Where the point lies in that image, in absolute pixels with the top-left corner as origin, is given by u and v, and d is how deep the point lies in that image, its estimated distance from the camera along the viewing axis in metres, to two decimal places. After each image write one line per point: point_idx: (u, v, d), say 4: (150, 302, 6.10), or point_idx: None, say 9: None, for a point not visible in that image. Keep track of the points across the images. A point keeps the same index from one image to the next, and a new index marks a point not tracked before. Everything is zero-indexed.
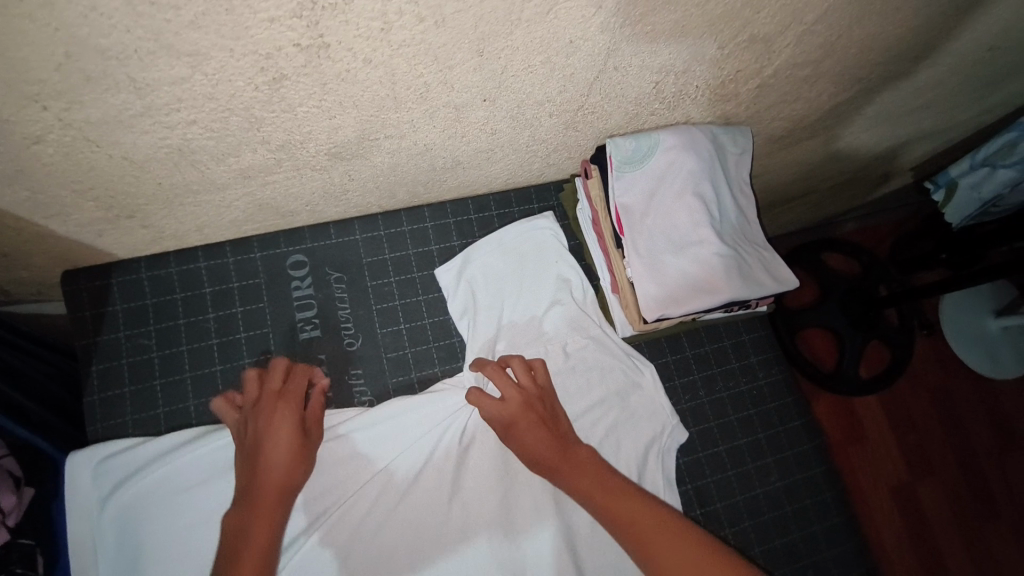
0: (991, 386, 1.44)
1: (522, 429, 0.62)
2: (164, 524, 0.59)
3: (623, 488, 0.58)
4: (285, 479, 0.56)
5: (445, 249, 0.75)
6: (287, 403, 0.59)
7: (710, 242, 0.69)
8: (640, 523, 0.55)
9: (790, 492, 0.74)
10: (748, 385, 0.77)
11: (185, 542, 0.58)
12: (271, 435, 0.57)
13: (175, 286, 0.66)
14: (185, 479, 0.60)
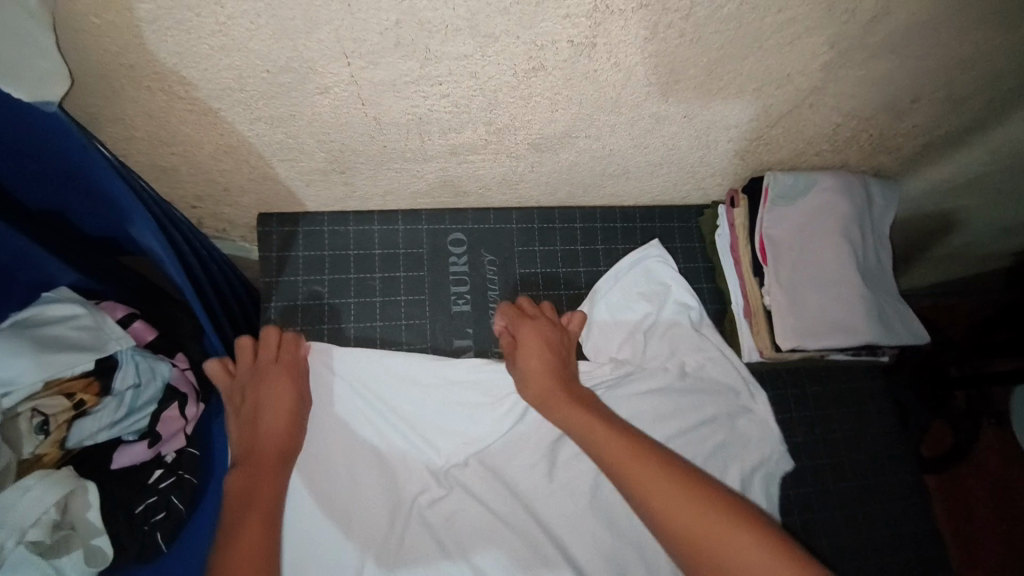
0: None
1: (532, 366, 0.65)
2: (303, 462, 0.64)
3: (629, 433, 0.62)
4: (282, 440, 0.60)
5: (589, 250, 0.78)
6: (286, 372, 0.62)
7: (853, 284, 0.71)
8: (645, 477, 0.57)
9: (895, 542, 0.75)
10: (863, 432, 0.78)
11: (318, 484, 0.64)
12: (270, 402, 0.61)
13: (350, 243, 0.71)
14: (321, 422, 0.66)
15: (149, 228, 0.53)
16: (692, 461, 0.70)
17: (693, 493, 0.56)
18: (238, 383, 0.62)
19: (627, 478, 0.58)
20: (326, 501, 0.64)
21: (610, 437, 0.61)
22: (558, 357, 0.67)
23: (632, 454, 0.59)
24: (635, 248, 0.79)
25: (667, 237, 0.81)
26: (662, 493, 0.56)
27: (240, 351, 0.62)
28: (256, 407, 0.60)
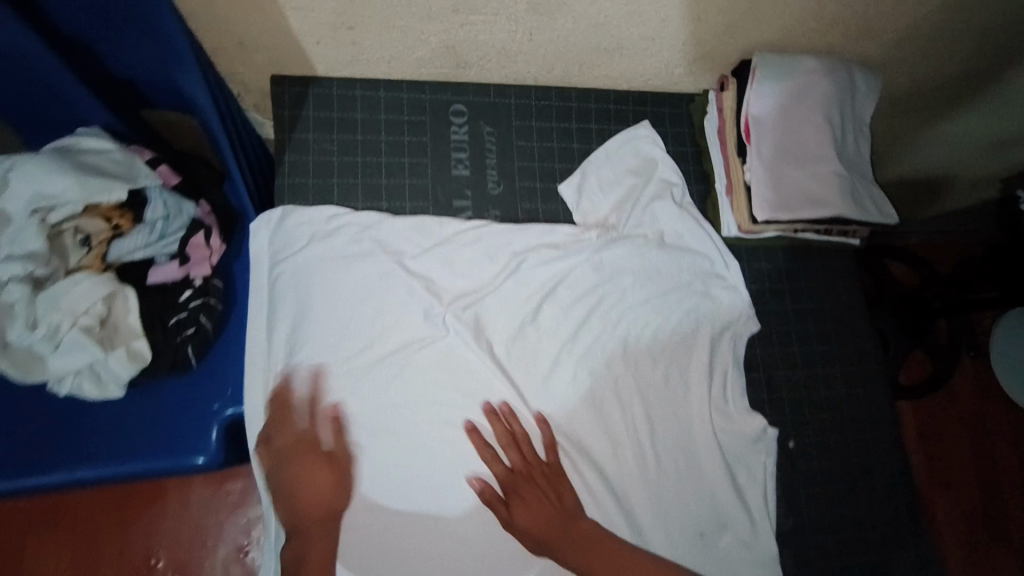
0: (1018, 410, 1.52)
1: (495, 464, 0.68)
2: (318, 292, 0.71)
3: (577, 517, 0.67)
4: (327, 500, 0.65)
5: (582, 128, 0.82)
6: (317, 450, 0.67)
7: (829, 161, 0.76)
8: (592, 557, 0.65)
9: (851, 401, 0.81)
10: (831, 305, 0.84)
11: (328, 312, 0.70)
12: (309, 479, 0.66)
13: (358, 107, 0.76)
14: (332, 261, 0.71)
15: (191, 65, 0.62)
16: (667, 320, 0.77)
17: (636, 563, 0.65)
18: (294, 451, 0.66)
19: (581, 556, 0.65)
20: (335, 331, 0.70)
21: (563, 523, 0.66)
22: (524, 457, 0.69)
23: (577, 540, 0.66)
24: (626, 130, 0.83)
25: (658, 121, 0.85)
26: (608, 573, 0.64)
27: (270, 425, 0.68)
28: (296, 489, 0.65)
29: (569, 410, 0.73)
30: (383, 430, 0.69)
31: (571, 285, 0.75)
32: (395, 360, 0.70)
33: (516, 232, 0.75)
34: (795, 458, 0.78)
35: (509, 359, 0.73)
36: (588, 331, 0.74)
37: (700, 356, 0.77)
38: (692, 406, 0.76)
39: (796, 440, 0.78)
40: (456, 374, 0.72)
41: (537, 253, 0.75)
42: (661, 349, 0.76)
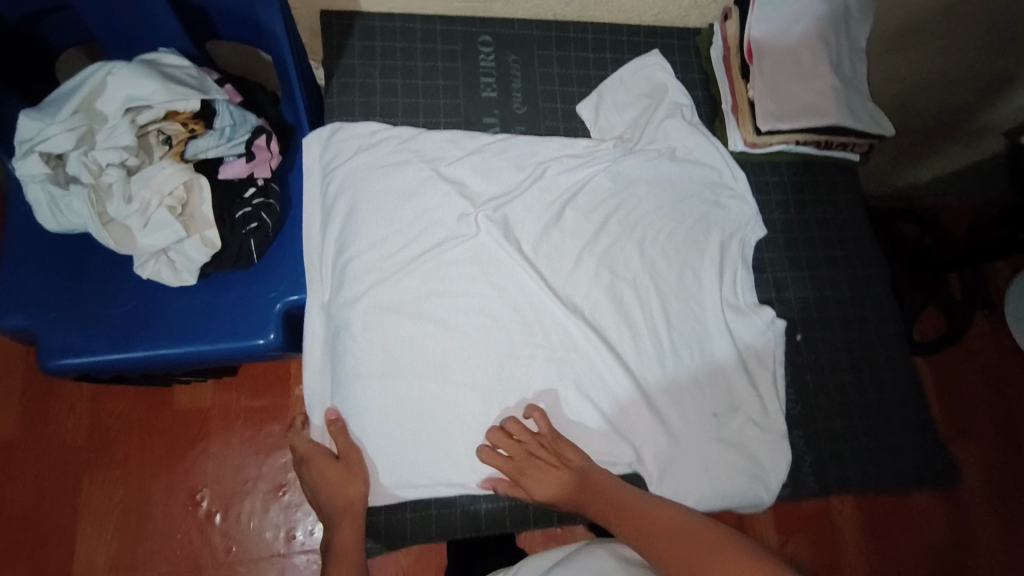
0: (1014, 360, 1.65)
1: (499, 462, 0.71)
2: (366, 194, 0.77)
3: (608, 492, 0.69)
4: (342, 499, 0.70)
5: (599, 58, 0.90)
6: (323, 455, 0.73)
7: (827, 76, 0.83)
8: (639, 531, 0.65)
9: (855, 300, 0.86)
10: (833, 213, 0.90)
11: (373, 211, 0.76)
12: (321, 482, 0.72)
13: (397, 37, 0.84)
14: (375, 168, 0.78)
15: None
16: (679, 224, 0.83)
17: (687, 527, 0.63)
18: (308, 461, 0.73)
19: (625, 531, 0.65)
20: (378, 228, 0.76)
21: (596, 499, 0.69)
22: (525, 445, 0.71)
23: (617, 512, 0.67)
24: (636, 60, 0.91)
25: (668, 51, 0.93)
26: (657, 541, 0.63)
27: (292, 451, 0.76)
28: (318, 493, 0.72)
29: (592, 305, 0.78)
30: (422, 322, 0.74)
31: (588, 191, 0.81)
32: (433, 256, 0.75)
33: (540, 144, 0.82)
34: (802, 349, 0.83)
35: (535, 254, 0.78)
36: (607, 233, 0.80)
37: (711, 257, 0.83)
38: (707, 302, 0.81)
39: (803, 335, 0.83)
40: (486, 274, 0.76)
41: (559, 163, 0.81)
42: (672, 251, 0.82)
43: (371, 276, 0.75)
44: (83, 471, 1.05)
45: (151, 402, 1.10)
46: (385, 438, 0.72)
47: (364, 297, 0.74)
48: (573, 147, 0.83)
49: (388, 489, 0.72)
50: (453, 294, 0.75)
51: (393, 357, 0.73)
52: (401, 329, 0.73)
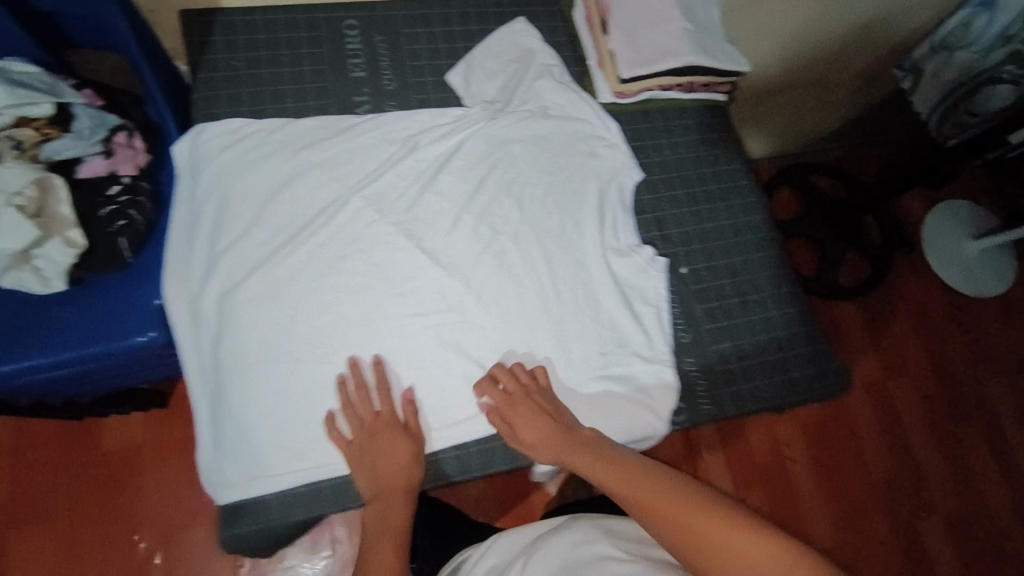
0: (907, 298, 1.91)
1: (487, 412, 0.75)
2: (236, 187, 0.77)
3: (609, 453, 0.67)
4: (404, 473, 0.70)
5: (465, 30, 0.92)
6: (393, 426, 0.72)
7: (677, 20, 0.87)
8: (634, 496, 0.60)
9: (735, 229, 0.89)
10: (706, 151, 0.93)
11: (244, 203, 0.76)
12: (394, 452, 0.70)
13: (259, 28, 0.85)
14: (243, 160, 0.78)
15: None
16: (556, 179, 0.86)
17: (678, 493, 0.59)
18: (357, 435, 0.71)
19: (623, 498, 0.61)
20: (251, 219, 0.76)
21: (602, 466, 0.65)
22: (525, 390, 0.75)
23: (618, 478, 0.63)
24: (503, 27, 0.93)
25: (533, 18, 0.96)
26: (656, 507, 0.58)
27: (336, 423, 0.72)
28: (376, 459, 0.70)
29: (473, 261, 0.81)
30: (300, 305, 0.75)
31: (460, 156, 0.84)
32: (309, 239, 0.77)
33: (407, 116, 0.84)
34: (688, 281, 0.86)
35: (414, 223, 0.80)
36: (483, 195, 0.83)
37: (590, 206, 0.85)
38: (588, 250, 0.84)
39: (689, 267, 0.86)
40: (362, 253, 0.78)
41: (427, 133, 0.83)
42: (551, 205, 0.85)
43: (244, 268, 0.75)
44: (9, 523, 0.98)
45: (79, 442, 1.04)
46: (274, 420, 0.70)
47: (241, 286, 0.74)
48: (444, 116, 0.85)
49: (284, 471, 0.69)
50: (332, 273, 0.76)
51: (275, 343, 0.73)
52: (280, 314, 0.74)
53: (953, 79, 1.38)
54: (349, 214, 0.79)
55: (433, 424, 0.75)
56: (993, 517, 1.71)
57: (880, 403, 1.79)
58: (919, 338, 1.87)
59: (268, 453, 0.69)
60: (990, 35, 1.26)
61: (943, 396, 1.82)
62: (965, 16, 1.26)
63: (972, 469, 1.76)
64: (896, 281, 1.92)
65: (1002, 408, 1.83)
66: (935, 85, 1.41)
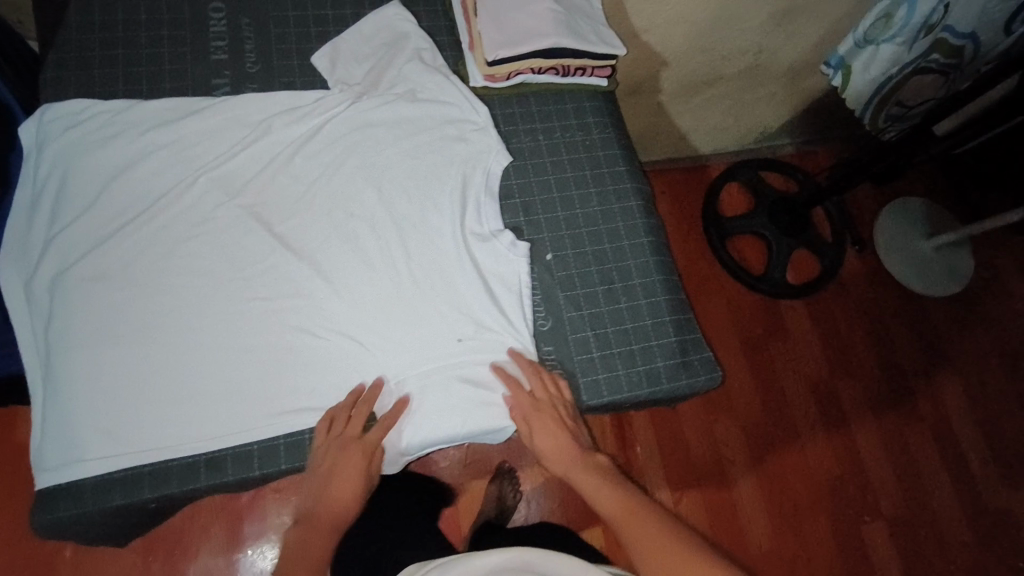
0: (858, 296, 1.86)
1: (550, 429, 0.74)
2: (76, 168, 0.75)
3: (610, 475, 0.72)
4: (343, 506, 0.69)
5: (338, 14, 0.91)
6: (357, 449, 0.70)
7: (544, 1, 0.85)
8: (618, 509, 0.68)
9: (606, 216, 0.87)
10: (583, 136, 0.91)
11: (84, 184, 0.75)
12: (343, 476, 0.69)
13: (118, 11, 0.84)
14: (85, 141, 0.76)
15: None
16: (419, 162, 0.84)
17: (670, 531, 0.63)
18: (333, 436, 0.71)
19: (615, 517, 0.67)
20: (89, 200, 0.74)
21: (603, 481, 0.71)
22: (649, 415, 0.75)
23: (601, 487, 0.70)
24: (376, 10, 0.92)
25: (411, 3, 0.94)
26: (623, 513, 0.67)
27: (319, 425, 0.71)
28: (332, 471, 0.69)
29: (323, 242, 0.78)
30: (136, 286, 0.72)
31: (318, 138, 0.82)
32: (150, 220, 0.75)
33: (263, 97, 0.82)
34: (553, 267, 0.83)
35: (262, 206, 0.78)
36: (338, 179, 0.81)
37: (452, 189, 0.83)
38: (447, 234, 0.81)
39: (554, 253, 0.84)
40: (204, 235, 0.75)
41: (283, 115, 0.82)
42: (411, 189, 0.82)
43: (79, 248, 0.73)
44: None
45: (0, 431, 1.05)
46: (92, 404, 0.68)
47: (74, 266, 0.71)
48: (302, 97, 0.83)
49: (97, 456, 0.67)
50: (172, 256, 0.74)
51: (101, 324, 0.70)
52: (110, 297, 0.71)
53: (883, 72, 1.36)
54: (193, 195, 0.77)
55: (262, 413, 0.71)
56: (940, 522, 1.66)
57: (826, 404, 1.73)
58: (869, 337, 1.82)
59: (83, 436, 0.67)
60: (913, 26, 1.24)
61: (893, 397, 1.77)
62: (885, 7, 1.25)
63: (921, 473, 1.70)
64: (847, 279, 1.88)
65: (952, 409, 1.78)
66: (864, 79, 1.40)
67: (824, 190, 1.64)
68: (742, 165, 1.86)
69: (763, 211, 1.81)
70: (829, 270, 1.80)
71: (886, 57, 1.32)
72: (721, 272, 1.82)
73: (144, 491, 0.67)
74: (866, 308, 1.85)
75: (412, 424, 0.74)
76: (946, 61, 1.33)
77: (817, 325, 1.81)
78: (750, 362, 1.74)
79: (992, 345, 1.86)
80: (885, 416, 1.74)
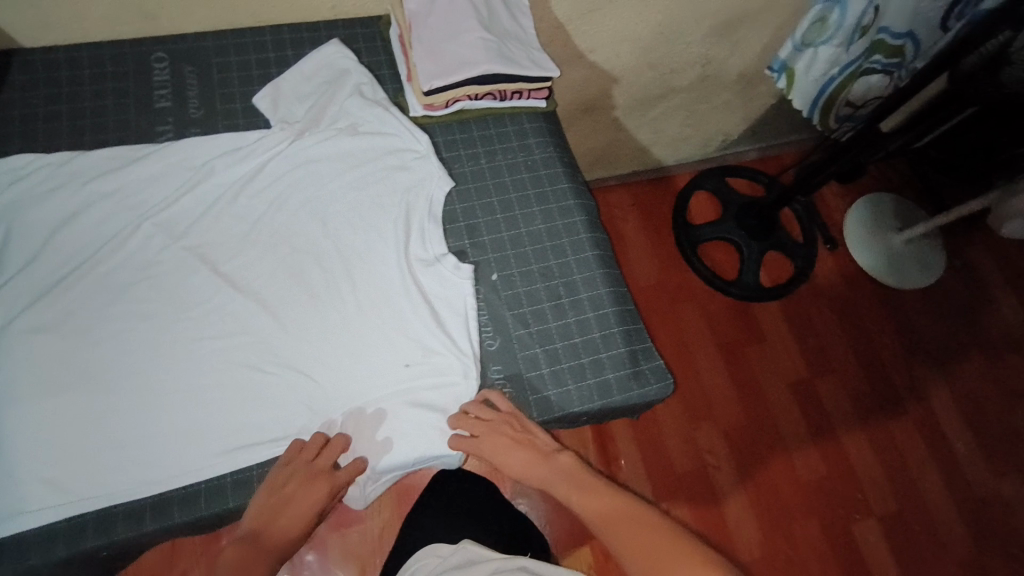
0: (832, 294, 1.87)
1: (510, 452, 0.76)
2: (21, 220, 0.77)
3: (593, 482, 0.75)
4: (287, 535, 0.69)
5: (280, 56, 0.94)
6: (325, 477, 0.71)
7: (476, 31, 0.88)
8: (605, 512, 0.71)
9: (550, 233, 0.88)
10: (524, 157, 0.93)
11: (29, 235, 0.76)
12: (299, 501, 0.70)
13: (62, 67, 0.86)
14: (29, 194, 0.78)
15: None
16: (362, 192, 0.86)
17: (654, 529, 0.66)
18: (300, 460, 0.71)
19: (603, 521, 0.70)
20: (35, 250, 0.76)
21: (585, 489, 0.74)
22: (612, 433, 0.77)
23: (589, 493, 0.73)
24: (317, 49, 0.94)
25: (351, 40, 0.97)
26: (610, 516, 0.70)
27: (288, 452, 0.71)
28: (291, 495, 0.70)
29: (267, 278, 0.79)
30: (81, 334, 0.73)
31: (260, 176, 0.84)
32: (96, 268, 0.76)
33: (205, 139, 0.84)
34: (499, 287, 0.84)
35: (205, 245, 0.79)
36: (282, 215, 0.82)
37: (395, 217, 0.85)
38: (392, 261, 0.82)
39: (500, 274, 0.85)
40: (148, 278, 0.76)
41: (226, 156, 0.84)
42: (354, 220, 0.84)
43: (25, 299, 0.74)
44: None
45: None
46: (39, 453, 0.68)
47: (19, 318, 0.72)
48: (244, 137, 0.85)
49: (45, 505, 0.66)
50: (118, 300, 0.75)
51: (47, 374, 0.71)
52: (55, 345, 0.72)
53: (825, 72, 1.42)
54: (138, 239, 0.78)
55: (211, 451, 0.71)
56: (933, 516, 1.64)
57: (807, 405, 1.72)
58: (846, 334, 1.83)
59: (27, 487, 0.67)
60: (846, 28, 1.30)
61: (876, 392, 1.76)
62: (819, 12, 1.30)
63: (910, 468, 1.69)
64: (820, 278, 1.89)
65: (936, 401, 1.77)
66: (809, 81, 1.46)
67: (788, 192, 1.67)
68: (706, 172, 1.89)
69: (731, 217, 1.84)
70: (800, 270, 1.83)
71: (826, 58, 1.38)
72: (694, 279, 1.83)
73: (91, 538, 0.67)
74: (841, 305, 1.86)
75: (366, 452, 0.74)
76: (888, 62, 1.36)
77: (794, 326, 1.81)
78: (727, 367, 1.74)
79: (970, 334, 1.86)
80: (869, 412, 1.73)
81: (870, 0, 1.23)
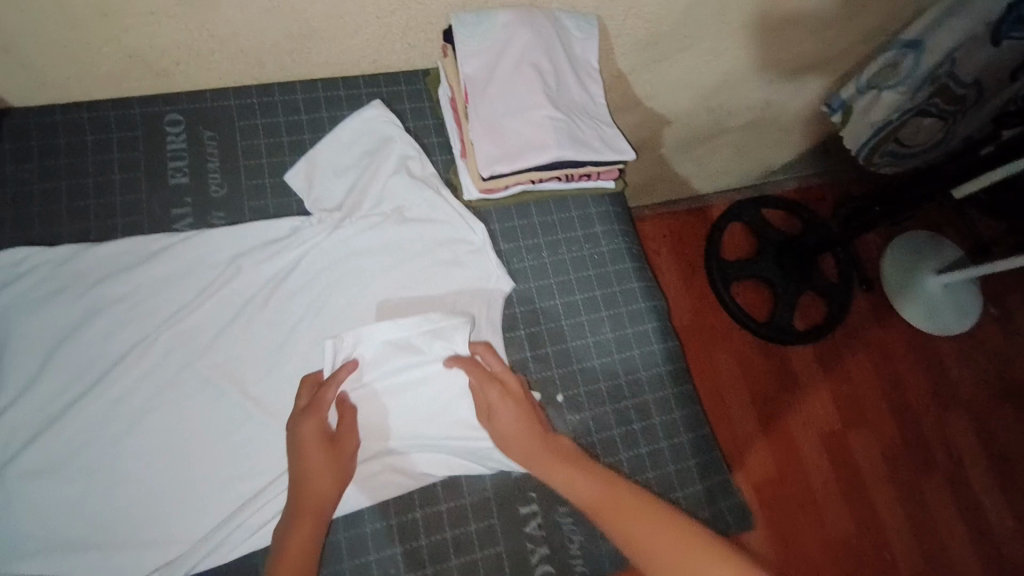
0: (867, 339, 1.80)
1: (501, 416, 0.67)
2: (17, 335, 0.66)
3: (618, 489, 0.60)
4: (322, 493, 0.61)
5: (314, 118, 0.81)
6: (342, 440, 0.65)
7: (543, 106, 0.76)
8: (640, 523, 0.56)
9: (619, 343, 0.78)
10: (590, 250, 0.82)
11: (26, 354, 0.65)
12: (315, 468, 0.62)
13: (59, 132, 0.74)
14: (27, 301, 0.67)
15: None
16: (411, 291, 0.75)
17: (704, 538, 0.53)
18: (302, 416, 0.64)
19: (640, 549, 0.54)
20: (35, 367, 0.65)
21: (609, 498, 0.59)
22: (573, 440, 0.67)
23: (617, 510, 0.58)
24: (356, 111, 0.81)
25: (394, 99, 0.84)
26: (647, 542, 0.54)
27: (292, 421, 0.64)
28: (305, 462, 0.62)
29: None
30: (90, 475, 0.63)
31: (294, 275, 0.73)
32: (105, 391, 0.65)
33: (231, 229, 0.72)
34: (566, 411, 0.74)
35: (232, 362, 0.69)
36: (320, 323, 0.72)
37: None
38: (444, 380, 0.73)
39: (565, 393, 0.75)
40: (169, 402, 0.66)
41: (254, 250, 0.73)
42: None
43: (27, 426, 0.64)
44: None
45: None
46: None
47: (21, 454, 0.62)
48: (275, 225, 0.74)
49: None
50: (134, 430, 0.65)
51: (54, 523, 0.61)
52: (65, 487, 0.62)
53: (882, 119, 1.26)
54: (155, 355, 0.67)
55: None
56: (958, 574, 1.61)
57: (838, 459, 1.67)
58: (880, 383, 1.76)
59: None
60: (917, 76, 1.17)
61: (906, 445, 1.71)
62: (890, 56, 1.16)
63: (938, 528, 1.65)
64: (855, 323, 1.81)
65: (967, 458, 1.72)
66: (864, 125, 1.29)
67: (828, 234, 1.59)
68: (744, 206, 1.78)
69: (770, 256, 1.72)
70: (837, 314, 1.73)
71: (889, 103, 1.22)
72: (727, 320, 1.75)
73: None
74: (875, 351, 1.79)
75: None
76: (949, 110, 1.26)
77: (826, 373, 1.75)
78: (758, 416, 1.68)
79: (1005, 387, 1.80)
80: (897, 466, 1.69)
81: (948, 52, 1.11)
